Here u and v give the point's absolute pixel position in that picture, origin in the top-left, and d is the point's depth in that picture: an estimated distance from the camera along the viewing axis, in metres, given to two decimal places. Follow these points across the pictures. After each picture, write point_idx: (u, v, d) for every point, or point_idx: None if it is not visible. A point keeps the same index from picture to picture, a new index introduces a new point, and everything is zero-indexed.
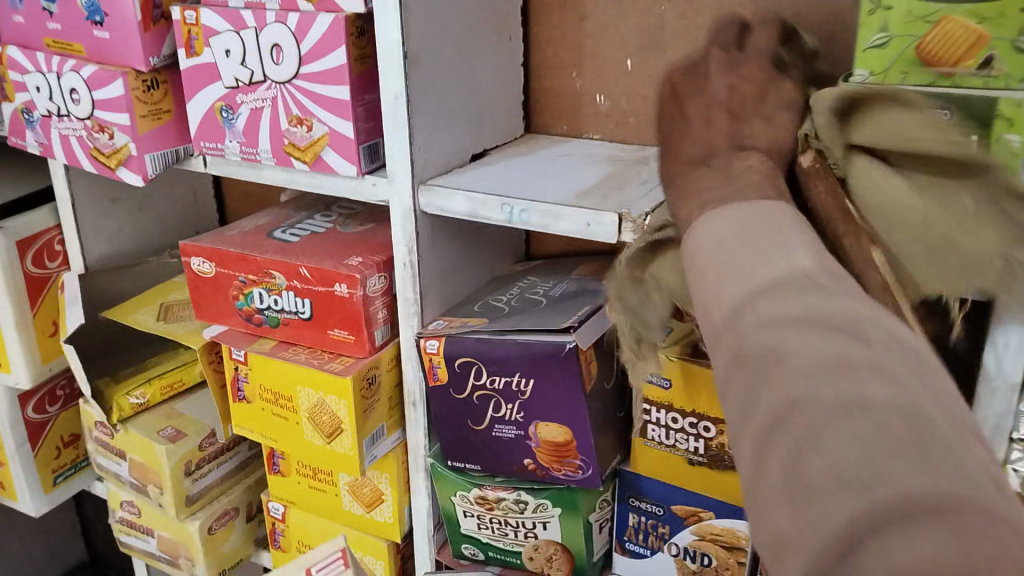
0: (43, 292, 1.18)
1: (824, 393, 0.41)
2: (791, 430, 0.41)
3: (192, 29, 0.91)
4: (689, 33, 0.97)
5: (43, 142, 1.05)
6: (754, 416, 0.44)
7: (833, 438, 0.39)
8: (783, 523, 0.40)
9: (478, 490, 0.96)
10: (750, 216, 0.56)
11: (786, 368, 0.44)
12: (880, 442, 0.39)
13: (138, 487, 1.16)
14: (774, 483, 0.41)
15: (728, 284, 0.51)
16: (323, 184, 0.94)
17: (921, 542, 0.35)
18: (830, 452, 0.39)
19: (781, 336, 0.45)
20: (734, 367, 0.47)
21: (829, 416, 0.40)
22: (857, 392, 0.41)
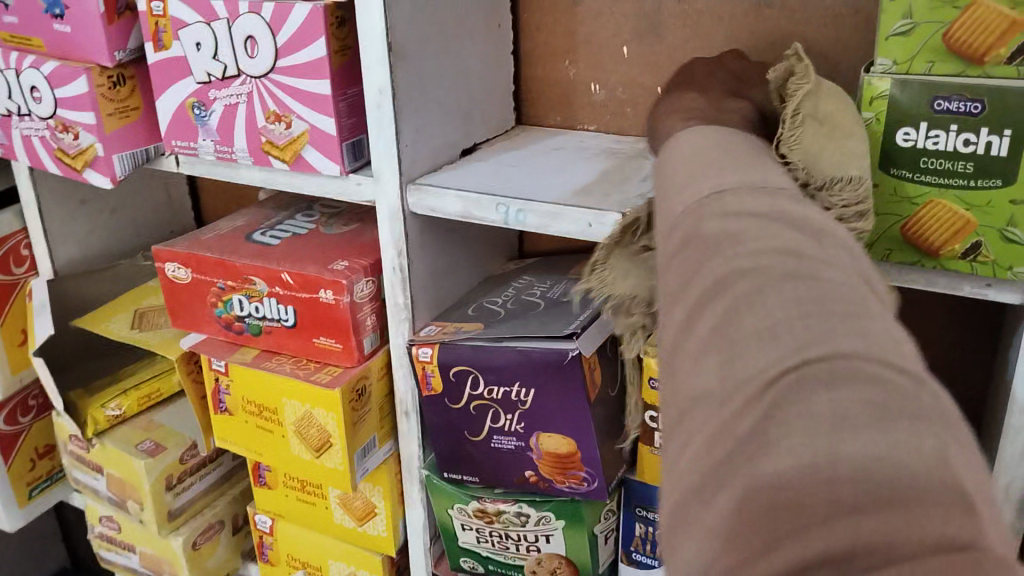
0: (10, 299, 1.12)
1: (774, 266, 0.40)
2: (730, 294, 0.39)
3: (160, 21, 0.85)
4: (690, 18, 0.91)
5: (4, 143, 0.99)
6: (693, 285, 0.42)
7: (771, 302, 0.38)
8: (709, 380, 0.38)
9: (476, 502, 0.91)
10: (721, 135, 0.56)
11: (739, 245, 0.42)
12: (818, 308, 0.37)
13: (118, 502, 1.10)
14: (703, 341, 0.39)
15: (690, 180, 0.50)
16: (304, 184, 0.88)
17: (852, 396, 0.33)
18: (766, 311, 0.38)
19: (736, 224, 0.43)
20: (682, 248, 0.45)
21: (774, 284, 0.39)
22: (801, 270, 0.39)
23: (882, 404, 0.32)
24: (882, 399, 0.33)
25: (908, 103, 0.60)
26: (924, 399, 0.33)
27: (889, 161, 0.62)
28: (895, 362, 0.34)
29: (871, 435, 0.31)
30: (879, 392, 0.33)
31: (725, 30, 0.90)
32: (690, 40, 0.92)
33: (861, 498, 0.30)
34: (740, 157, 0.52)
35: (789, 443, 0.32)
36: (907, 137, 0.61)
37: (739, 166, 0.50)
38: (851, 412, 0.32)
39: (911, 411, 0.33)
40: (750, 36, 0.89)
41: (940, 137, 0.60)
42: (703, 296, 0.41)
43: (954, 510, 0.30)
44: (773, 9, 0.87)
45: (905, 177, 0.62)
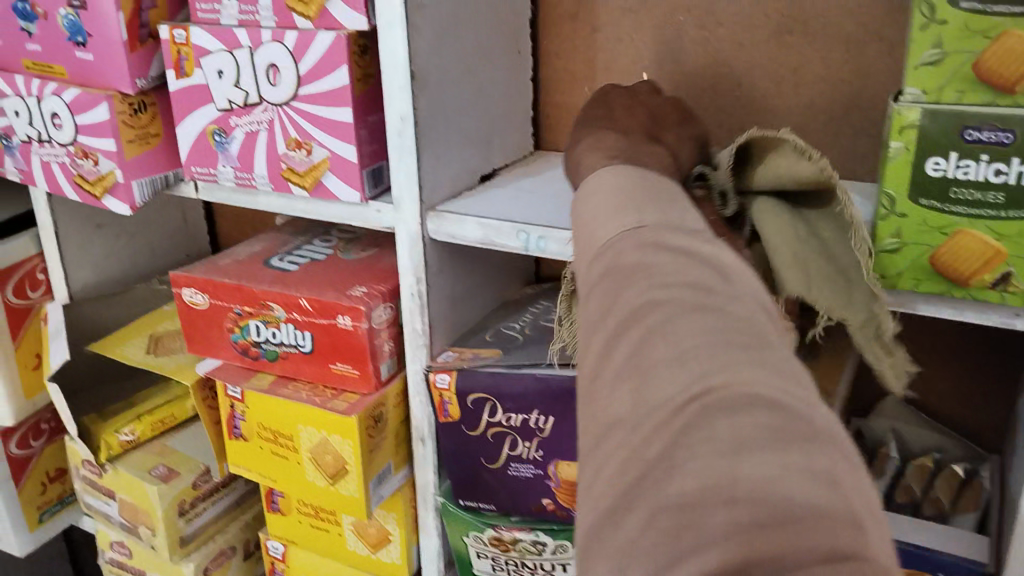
0: (24, 324, 1.12)
1: (684, 298, 0.42)
2: (645, 323, 0.42)
3: (182, 49, 0.86)
4: (709, 46, 0.92)
5: (23, 168, 0.99)
6: (610, 313, 0.44)
7: (679, 330, 0.41)
8: (622, 404, 0.40)
9: (492, 531, 0.90)
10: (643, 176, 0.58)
11: (652, 277, 0.44)
12: (726, 338, 0.40)
13: (129, 527, 1.10)
14: (621, 365, 0.41)
15: (617, 214, 0.51)
16: (323, 210, 0.88)
17: (750, 420, 0.35)
18: (676, 339, 0.40)
19: (654, 256, 0.46)
20: (604, 277, 0.47)
21: (681, 314, 0.41)
22: (712, 304, 0.42)
23: (778, 427, 0.35)
24: (776, 422, 0.35)
25: (938, 133, 0.60)
26: (813, 421, 0.36)
27: (918, 190, 0.62)
28: (789, 389, 0.37)
29: (762, 458, 0.34)
30: (779, 418, 0.35)
31: (745, 58, 0.90)
32: (709, 68, 0.92)
33: (758, 517, 0.32)
34: (662, 197, 0.54)
35: (695, 467, 0.35)
36: (936, 167, 0.61)
37: (657, 206, 0.52)
38: (751, 438, 0.35)
39: (804, 433, 0.35)
40: (771, 63, 0.90)
41: (970, 167, 0.60)
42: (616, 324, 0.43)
43: (843, 526, 0.32)
44: (792, 37, 0.88)
45: (935, 207, 0.62)
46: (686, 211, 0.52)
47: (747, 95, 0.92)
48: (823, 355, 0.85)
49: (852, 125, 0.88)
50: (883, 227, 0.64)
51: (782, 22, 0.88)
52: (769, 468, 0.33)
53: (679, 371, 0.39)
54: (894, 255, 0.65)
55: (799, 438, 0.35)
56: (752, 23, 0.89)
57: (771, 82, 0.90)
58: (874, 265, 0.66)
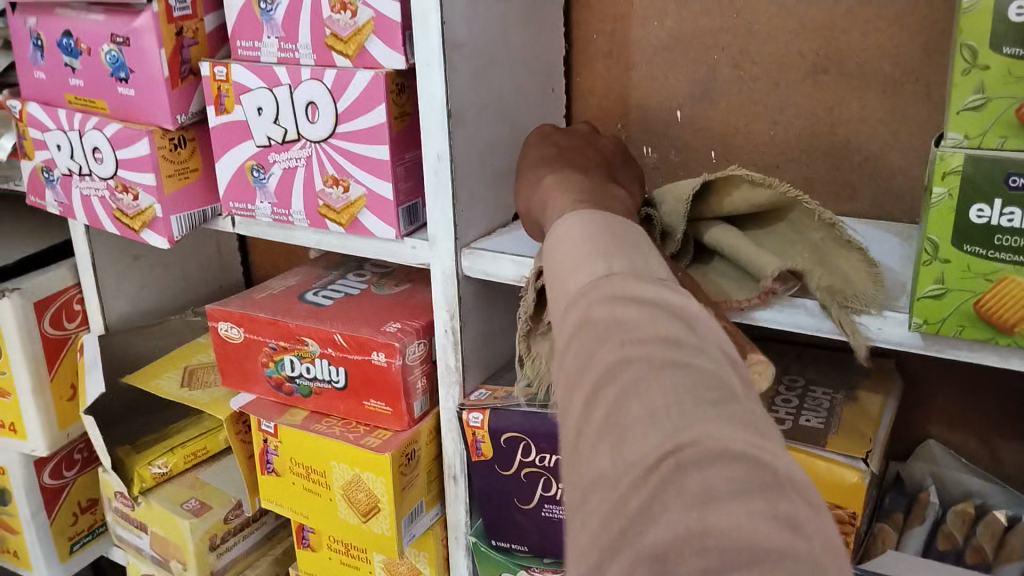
0: (60, 354, 1.13)
1: (655, 355, 0.40)
2: (618, 383, 0.39)
3: (223, 85, 0.86)
4: (745, 84, 0.91)
5: (63, 201, 1.00)
6: (586, 370, 0.42)
7: (651, 392, 0.38)
8: (602, 466, 0.37)
9: (524, 572, 0.89)
10: (611, 219, 0.55)
11: (624, 333, 0.42)
12: (697, 395, 0.38)
13: (160, 560, 1.09)
14: (597, 429, 0.39)
15: (584, 261, 0.49)
16: (358, 246, 0.88)
17: (719, 474, 0.34)
18: (649, 400, 0.38)
19: (626, 309, 0.43)
20: (577, 331, 0.44)
21: (652, 373, 0.39)
22: (682, 359, 0.40)
23: (745, 480, 0.34)
24: (746, 475, 0.34)
25: (981, 179, 0.59)
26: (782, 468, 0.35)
27: (962, 237, 0.61)
28: (754, 440, 0.36)
29: (734, 510, 0.33)
30: (750, 474, 0.34)
31: (782, 96, 0.90)
32: (745, 106, 0.92)
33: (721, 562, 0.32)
34: (625, 239, 0.52)
35: (670, 518, 0.34)
36: (980, 214, 0.60)
37: (627, 253, 0.50)
38: (716, 491, 0.34)
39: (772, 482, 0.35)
40: (808, 102, 0.89)
41: (1015, 214, 0.59)
42: (587, 385, 0.41)
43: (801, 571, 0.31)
44: (829, 76, 0.87)
45: (979, 253, 0.61)
46: (651, 256, 0.50)
47: (782, 134, 0.91)
48: (864, 398, 0.83)
49: (891, 164, 0.87)
50: (925, 273, 0.63)
51: (819, 60, 0.87)
52: (747, 519, 0.33)
53: (648, 433, 0.37)
54: (938, 301, 0.63)
55: (768, 489, 0.34)
56: (788, 62, 0.88)
57: (807, 121, 0.89)
58: (917, 310, 0.65)
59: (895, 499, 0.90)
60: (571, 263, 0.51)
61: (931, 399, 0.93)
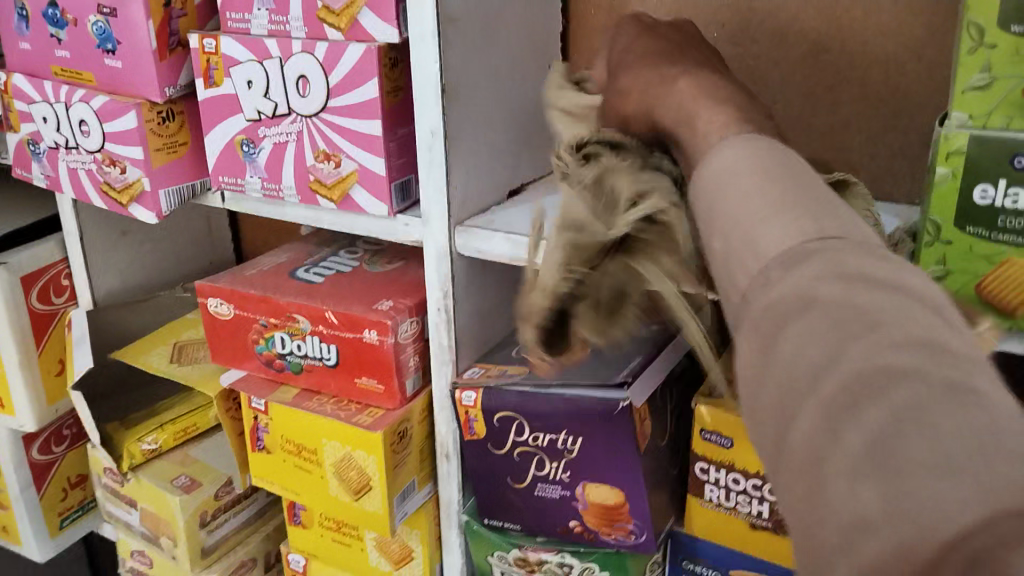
0: (48, 330, 1.12)
1: (925, 371, 0.30)
2: (888, 404, 0.30)
3: (212, 57, 0.85)
4: (744, 61, 0.90)
5: (49, 174, 0.99)
6: (828, 374, 0.33)
7: (904, 397, 0.30)
8: (861, 505, 0.29)
9: (518, 551, 0.89)
10: (777, 150, 0.44)
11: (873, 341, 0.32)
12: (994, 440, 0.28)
13: (150, 537, 1.09)
14: (857, 464, 0.30)
15: (769, 217, 0.40)
16: (350, 223, 0.87)
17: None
18: (936, 439, 0.28)
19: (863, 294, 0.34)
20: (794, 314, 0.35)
21: (928, 396, 0.30)
22: (957, 379, 0.30)
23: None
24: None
25: (987, 160, 0.58)
26: None
27: (964, 217, 0.60)
28: None
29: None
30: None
31: (780, 74, 0.89)
32: (743, 83, 0.91)
33: None
34: (814, 192, 0.41)
35: None
36: (983, 194, 0.59)
37: (823, 210, 0.40)
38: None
39: None
40: (805, 79, 0.88)
41: (1019, 195, 0.58)
42: (816, 367, 0.33)
43: None
44: (828, 54, 0.86)
45: (981, 235, 0.60)
46: (852, 218, 0.40)
47: (780, 111, 0.90)
48: None
49: (889, 144, 0.86)
50: (928, 253, 0.62)
51: (818, 37, 0.86)
52: None
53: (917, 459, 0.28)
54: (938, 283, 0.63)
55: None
56: (786, 39, 0.87)
57: (806, 99, 0.88)
58: None
59: None
60: (743, 229, 0.40)
61: None
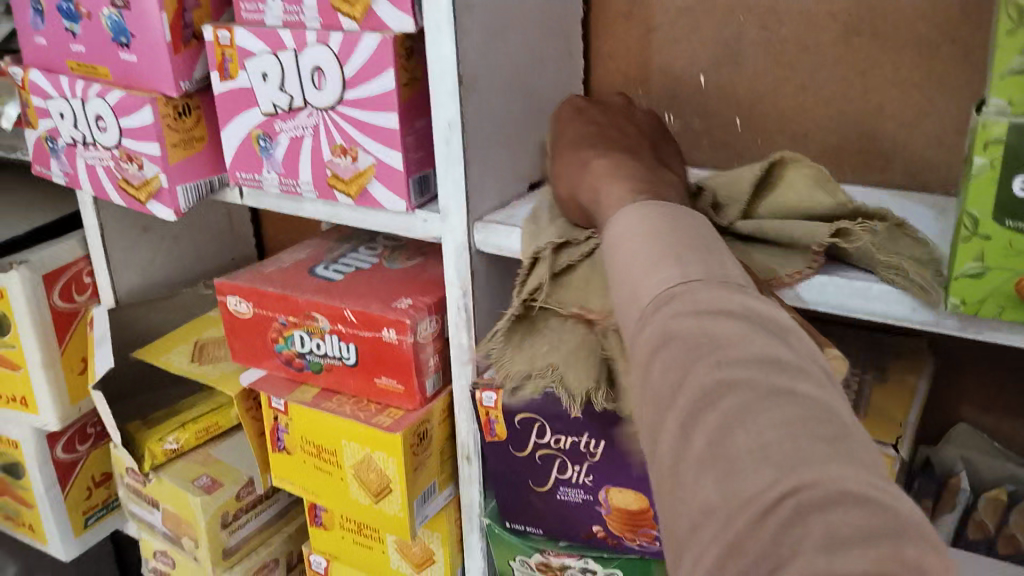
0: (70, 328, 1.11)
1: (757, 379, 0.39)
2: (720, 409, 0.38)
3: (226, 50, 0.83)
4: (773, 48, 0.86)
5: (68, 171, 0.98)
6: (679, 393, 0.41)
7: (735, 403, 0.38)
8: (708, 495, 0.37)
9: (540, 555, 0.87)
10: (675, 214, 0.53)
11: (721, 353, 0.41)
12: (808, 430, 0.36)
13: (172, 537, 1.08)
14: (702, 460, 0.38)
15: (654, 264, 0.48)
16: (368, 218, 0.85)
17: (847, 518, 0.33)
18: (756, 429, 0.37)
19: (716, 324, 0.42)
20: (662, 346, 0.43)
21: (758, 402, 0.38)
22: (789, 385, 0.39)
23: (874, 527, 0.33)
24: (872, 521, 0.33)
25: None
26: (902, 510, 0.34)
27: (1005, 210, 0.56)
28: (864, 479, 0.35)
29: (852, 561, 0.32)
30: (877, 518, 0.33)
31: (810, 60, 0.85)
32: (773, 71, 0.87)
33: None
34: (700, 247, 0.49)
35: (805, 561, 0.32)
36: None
37: (701, 253, 0.49)
38: (844, 534, 0.32)
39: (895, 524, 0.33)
40: (837, 66, 0.84)
41: None
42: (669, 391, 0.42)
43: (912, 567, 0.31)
44: (862, 38, 0.82)
45: (1022, 229, 0.56)
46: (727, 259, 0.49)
47: (811, 99, 0.86)
48: (892, 380, 0.79)
49: (927, 132, 0.82)
50: (966, 248, 0.59)
51: (852, 21, 0.82)
52: (865, 564, 0.31)
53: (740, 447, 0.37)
54: (977, 280, 0.59)
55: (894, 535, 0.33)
56: (818, 23, 0.83)
57: (839, 87, 0.84)
58: (954, 290, 0.60)
59: (925, 483, 0.86)
60: (640, 269, 0.49)
61: (960, 384, 0.89)
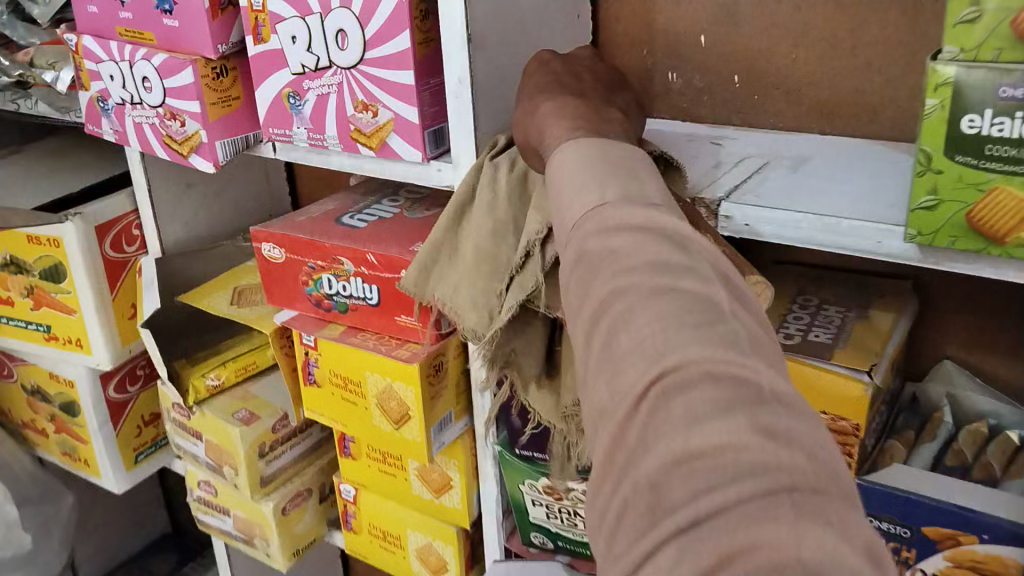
0: (121, 276, 1.21)
1: (641, 283, 0.45)
2: (612, 314, 0.45)
3: (260, 15, 0.91)
4: (768, 6, 0.92)
5: (118, 129, 1.07)
6: (587, 302, 0.48)
7: (624, 306, 0.45)
8: (604, 394, 0.44)
9: (546, 480, 0.95)
10: (601, 148, 0.58)
11: (617, 266, 0.47)
12: (683, 325, 0.42)
13: (214, 467, 1.18)
14: (600, 361, 0.45)
15: (579, 192, 0.54)
16: (388, 169, 0.92)
17: (702, 396, 0.39)
18: (636, 330, 0.43)
19: (618, 240, 0.48)
20: (577, 264, 0.50)
21: (642, 301, 0.44)
22: (673, 282, 0.45)
23: (730, 399, 0.39)
24: (729, 394, 0.39)
25: (974, 89, 0.60)
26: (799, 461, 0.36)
27: (954, 147, 0.63)
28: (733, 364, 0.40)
29: (728, 423, 0.38)
30: (730, 392, 0.39)
31: (803, 19, 0.91)
32: (768, 29, 0.93)
33: None
34: (625, 169, 0.56)
35: (662, 443, 0.39)
36: (971, 124, 0.61)
37: (623, 177, 0.55)
38: (699, 410, 0.39)
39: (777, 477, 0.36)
40: (828, 24, 0.90)
41: (1005, 123, 0.60)
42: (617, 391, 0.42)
43: None
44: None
45: (971, 163, 0.63)
46: (650, 180, 0.55)
47: (805, 55, 0.92)
48: (876, 316, 0.88)
49: (909, 85, 0.88)
50: (921, 182, 0.65)
51: None
52: (720, 428, 0.37)
53: (598, 299, 0.46)
54: (931, 212, 0.66)
55: (749, 404, 0.38)
56: None
57: (830, 42, 0.90)
58: (911, 222, 0.67)
59: (909, 418, 0.93)
60: (574, 191, 0.55)
61: (941, 323, 0.96)
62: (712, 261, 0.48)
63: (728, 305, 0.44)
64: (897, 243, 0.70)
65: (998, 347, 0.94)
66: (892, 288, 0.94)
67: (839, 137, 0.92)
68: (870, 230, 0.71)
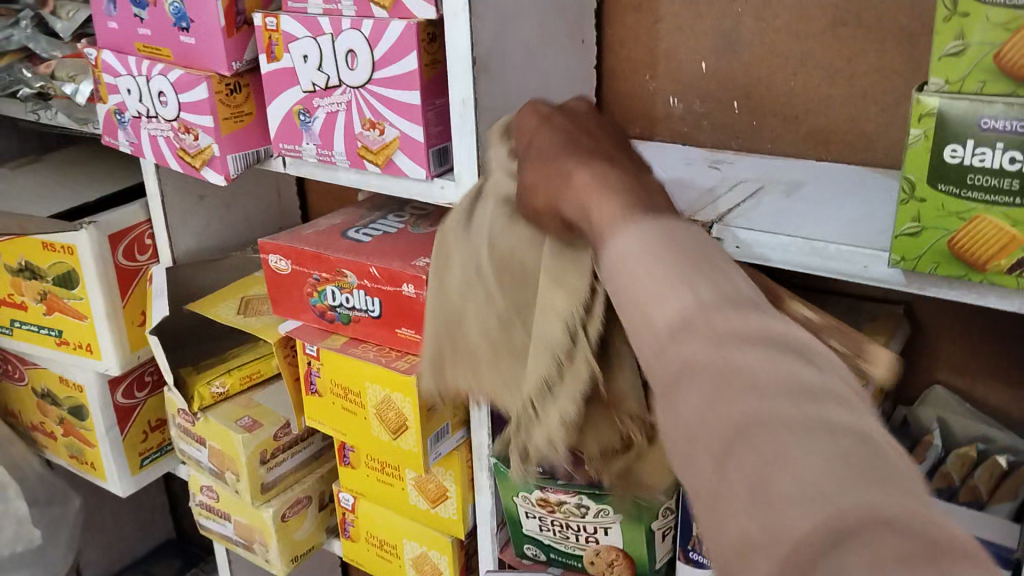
0: (132, 284, 1.24)
1: (786, 415, 0.37)
2: (756, 450, 0.36)
3: (273, 35, 0.94)
4: (767, 36, 0.95)
5: (134, 141, 1.10)
6: (713, 429, 0.39)
7: (769, 442, 0.36)
8: (746, 527, 0.36)
9: (539, 492, 0.96)
10: (662, 236, 0.48)
11: (749, 387, 0.39)
12: (855, 467, 0.34)
13: (217, 473, 1.21)
14: (745, 503, 0.36)
15: (666, 289, 0.44)
16: (393, 186, 0.95)
17: (889, 545, 0.32)
18: (800, 472, 0.35)
19: (740, 355, 0.40)
20: (683, 381, 0.41)
21: (796, 439, 0.36)
22: (823, 413, 0.37)
23: (920, 555, 0.31)
24: (916, 547, 0.31)
25: (957, 120, 0.63)
26: None
27: (937, 176, 0.65)
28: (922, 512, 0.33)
29: None
30: (917, 543, 0.32)
31: (800, 48, 0.94)
32: (766, 58, 0.96)
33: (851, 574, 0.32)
34: (706, 263, 0.46)
35: None
36: (954, 153, 0.64)
37: (708, 274, 0.45)
38: (891, 561, 0.31)
39: None
40: (824, 55, 0.93)
41: (987, 154, 0.62)
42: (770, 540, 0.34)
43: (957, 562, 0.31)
44: (847, 28, 0.91)
45: (952, 192, 0.65)
46: (737, 274, 0.46)
47: (802, 84, 0.95)
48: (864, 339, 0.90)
49: (902, 115, 0.90)
50: (905, 209, 0.67)
51: (838, 12, 0.90)
52: None
53: (726, 432, 0.38)
54: (914, 239, 0.68)
55: (945, 557, 0.31)
56: (808, 13, 0.92)
57: (826, 72, 0.93)
58: (895, 247, 0.69)
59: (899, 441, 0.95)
60: (650, 299, 0.45)
61: (932, 349, 0.98)
62: (841, 375, 0.41)
63: (857, 408, 0.39)
64: (881, 267, 0.72)
65: (988, 374, 0.96)
66: (884, 313, 0.96)
67: (833, 164, 0.95)
68: (856, 255, 0.73)
